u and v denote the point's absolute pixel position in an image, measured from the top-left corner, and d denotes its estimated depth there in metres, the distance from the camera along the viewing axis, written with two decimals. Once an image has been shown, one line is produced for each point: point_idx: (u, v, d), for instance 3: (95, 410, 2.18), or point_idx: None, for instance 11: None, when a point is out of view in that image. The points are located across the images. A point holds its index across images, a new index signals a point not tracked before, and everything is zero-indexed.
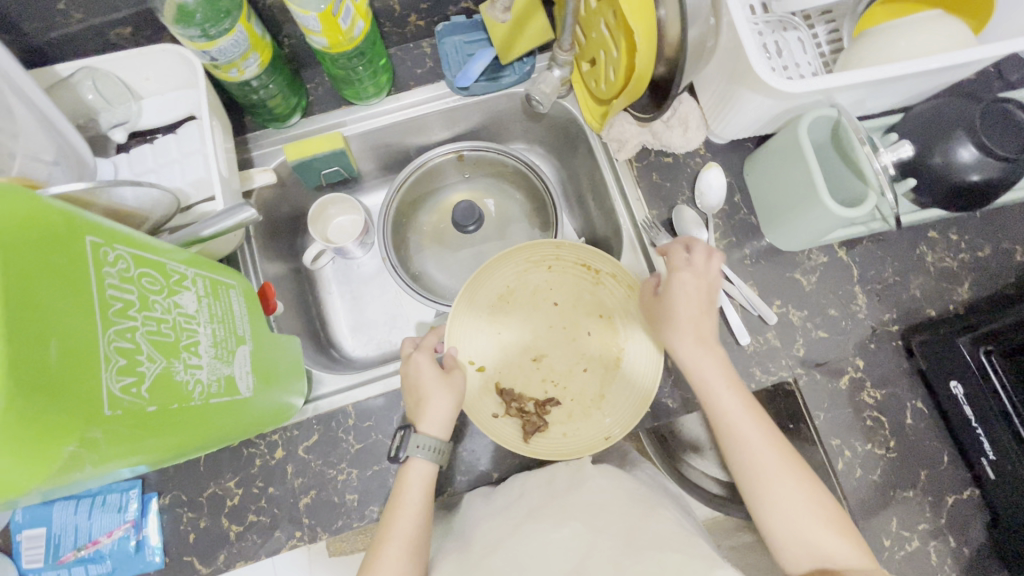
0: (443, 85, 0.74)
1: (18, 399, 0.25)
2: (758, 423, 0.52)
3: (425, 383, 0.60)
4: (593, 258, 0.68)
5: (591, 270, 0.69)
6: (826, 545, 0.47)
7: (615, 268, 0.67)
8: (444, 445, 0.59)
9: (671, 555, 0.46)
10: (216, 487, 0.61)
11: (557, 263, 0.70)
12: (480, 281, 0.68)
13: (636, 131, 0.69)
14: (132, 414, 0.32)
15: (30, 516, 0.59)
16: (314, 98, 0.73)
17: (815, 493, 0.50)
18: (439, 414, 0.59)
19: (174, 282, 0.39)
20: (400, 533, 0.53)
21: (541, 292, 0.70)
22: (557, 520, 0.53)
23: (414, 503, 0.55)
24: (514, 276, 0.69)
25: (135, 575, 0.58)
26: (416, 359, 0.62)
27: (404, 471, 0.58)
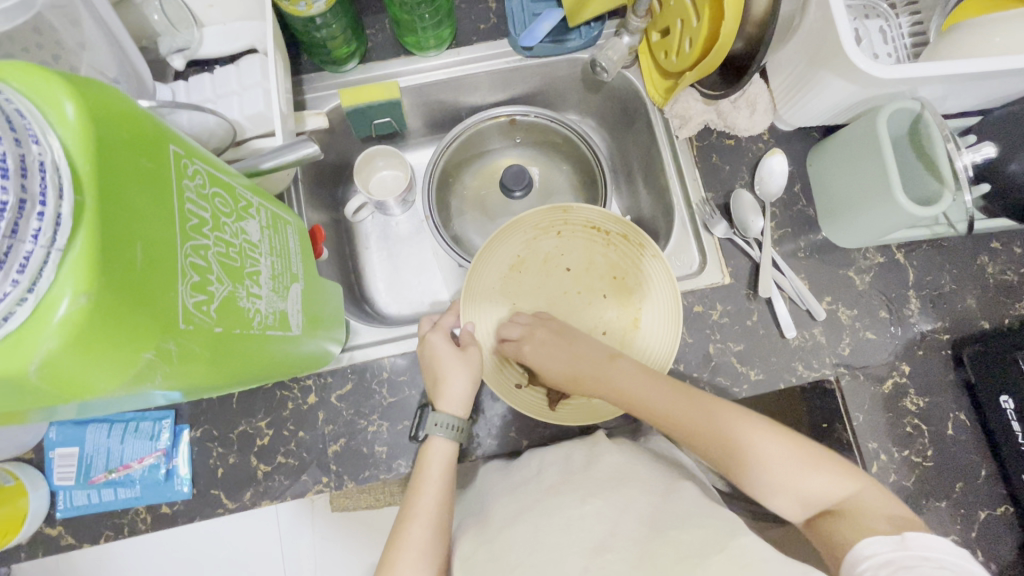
0: (505, 43, 0.72)
1: (107, 295, 0.24)
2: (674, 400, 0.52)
3: (443, 360, 0.59)
4: (601, 219, 0.65)
5: (600, 231, 0.66)
6: (812, 485, 0.46)
7: (626, 226, 0.64)
8: (463, 423, 0.58)
9: (695, 530, 0.44)
10: (247, 425, 0.61)
11: (567, 227, 0.67)
12: (487, 258, 0.65)
13: (700, 109, 0.68)
14: (202, 332, 0.31)
15: (64, 435, 0.60)
16: (373, 45, 0.71)
17: (782, 438, 0.48)
18: (458, 393, 0.58)
19: (241, 208, 0.38)
20: (422, 511, 0.53)
21: (552, 259, 0.68)
22: (579, 498, 0.50)
23: (436, 480, 0.55)
24: (523, 245, 0.66)
25: (162, 502, 0.59)
26: (432, 340, 0.61)
27: (426, 450, 0.57)
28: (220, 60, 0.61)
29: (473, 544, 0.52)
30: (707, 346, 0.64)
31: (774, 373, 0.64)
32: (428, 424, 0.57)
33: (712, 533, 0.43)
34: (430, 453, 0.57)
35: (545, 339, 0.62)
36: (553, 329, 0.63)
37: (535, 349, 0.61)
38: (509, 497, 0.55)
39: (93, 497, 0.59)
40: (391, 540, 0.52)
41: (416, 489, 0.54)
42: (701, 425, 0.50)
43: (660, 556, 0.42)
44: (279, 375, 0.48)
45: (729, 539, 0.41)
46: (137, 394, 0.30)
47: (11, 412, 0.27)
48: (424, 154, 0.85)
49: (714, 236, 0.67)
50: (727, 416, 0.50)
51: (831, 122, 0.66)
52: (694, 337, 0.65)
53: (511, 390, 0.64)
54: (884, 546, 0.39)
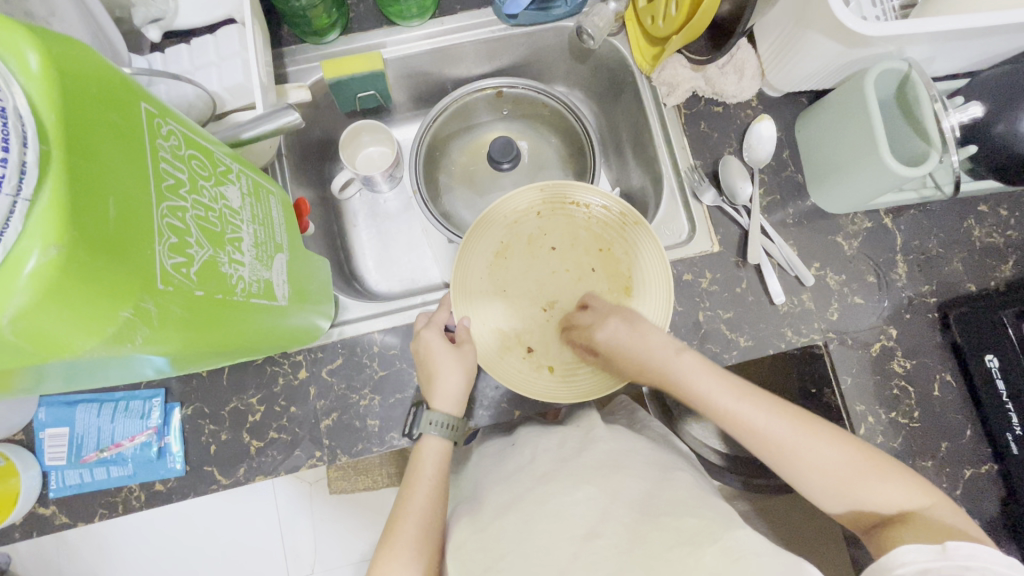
0: (490, 12, 0.71)
1: (79, 249, 0.23)
2: (741, 400, 0.52)
3: (438, 356, 0.59)
4: (582, 192, 0.64)
5: (580, 207, 0.65)
6: (877, 492, 0.46)
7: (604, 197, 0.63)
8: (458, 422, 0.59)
9: (689, 519, 0.44)
10: (238, 402, 0.61)
11: (546, 206, 0.65)
12: (470, 250, 0.63)
13: (688, 75, 0.67)
14: (182, 293, 0.30)
15: (53, 416, 0.61)
16: (355, 15, 0.70)
17: (845, 445, 0.48)
18: (450, 389, 0.58)
19: (220, 173, 0.38)
20: (415, 508, 0.53)
21: (535, 240, 0.65)
22: (570, 483, 0.49)
23: (428, 478, 0.55)
24: (504, 230, 0.64)
25: (156, 480, 0.58)
26: (426, 336, 0.60)
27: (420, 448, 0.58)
28: (197, 30, 0.60)
29: (465, 529, 0.52)
30: (697, 314, 0.64)
31: (764, 339, 0.64)
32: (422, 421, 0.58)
33: (707, 522, 0.43)
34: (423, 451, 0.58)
35: (617, 326, 0.58)
36: (628, 318, 0.58)
37: (608, 338, 0.58)
38: (503, 482, 0.55)
39: (85, 476, 0.58)
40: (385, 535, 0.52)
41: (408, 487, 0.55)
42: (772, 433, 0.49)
43: (650, 544, 0.41)
44: (267, 347, 0.48)
45: (722, 531, 0.41)
46: (120, 358, 0.30)
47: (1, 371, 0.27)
48: (411, 129, 0.84)
49: (703, 203, 0.66)
50: (790, 422, 0.49)
51: (819, 86, 0.65)
52: (683, 305, 0.65)
53: (515, 375, 0.61)
54: (924, 556, 0.37)
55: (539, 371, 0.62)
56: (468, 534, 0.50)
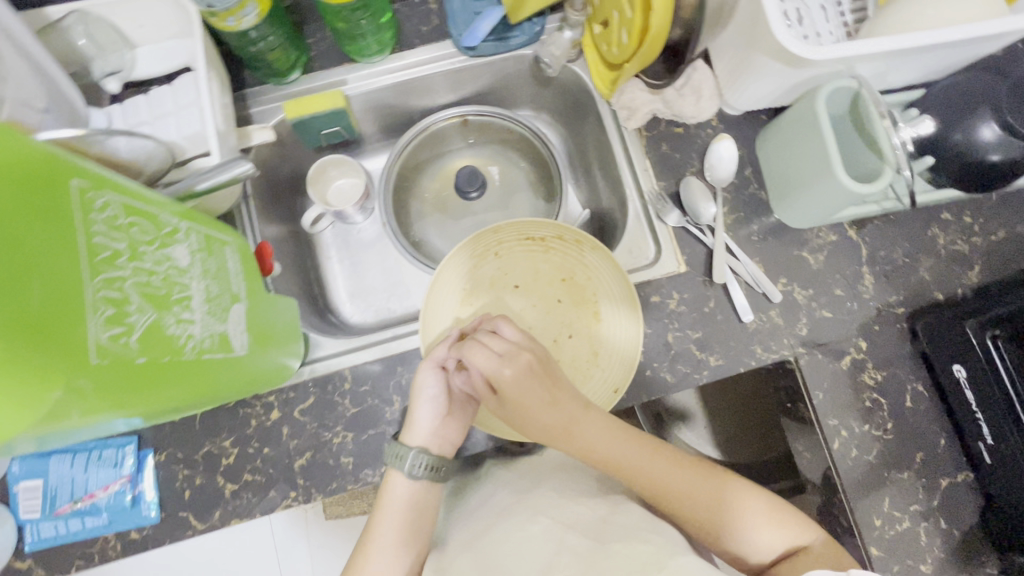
0: (449, 44, 0.71)
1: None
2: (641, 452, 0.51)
3: (421, 392, 0.56)
4: (533, 227, 0.64)
5: (536, 240, 0.65)
6: (761, 537, 0.47)
7: (558, 228, 0.63)
8: (438, 460, 0.55)
9: (640, 547, 0.43)
10: (211, 446, 0.61)
11: (503, 247, 0.65)
12: (436, 303, 0.63)
13: (647, 99, 0.67)
14: (122, 364, 0.31)
15: (26, 468, 0.59)
16: (316, 54, 0.71)
17: (737, 490, 0.49)
18: (426, 424, 0.56)
19: (167, 234, 0.38)
20: (382, 537, 0.53)
21: (498, 281, 0.65)
22: (530, 515, 0.49)
23: (398, 507, 0.54)
24: (466, 277, 0.64)
25: (131, 528, 0.59)
26: (424, 375, 0.56)
27: (386, 485, 0.55)
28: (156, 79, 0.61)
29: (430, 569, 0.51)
30: (667, 335, 0.64)
31: (734, 357, 0.64)
32: (390, 455, 0.55)
33: (653, 550, 0.43)
34: (392, 494, 0.54)
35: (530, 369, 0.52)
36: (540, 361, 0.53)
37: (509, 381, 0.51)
38: (466, 518, 0.55)
39: (60, 528, 0.59)
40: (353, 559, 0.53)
41: (378, 518, 0.54)
42: (654, 468, 0.50)
43: (603, 573, 0.41)
44: (235, 395, 0.49)
45: (671, 561, 0.41)
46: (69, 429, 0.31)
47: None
48: (381, 160, 0.84)
49: (668, 224, 0.67)
50: (683, 467, 0.51)
51: (776, 104, 0.66)
52: (652, 327, 0.65)
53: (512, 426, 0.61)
54: None
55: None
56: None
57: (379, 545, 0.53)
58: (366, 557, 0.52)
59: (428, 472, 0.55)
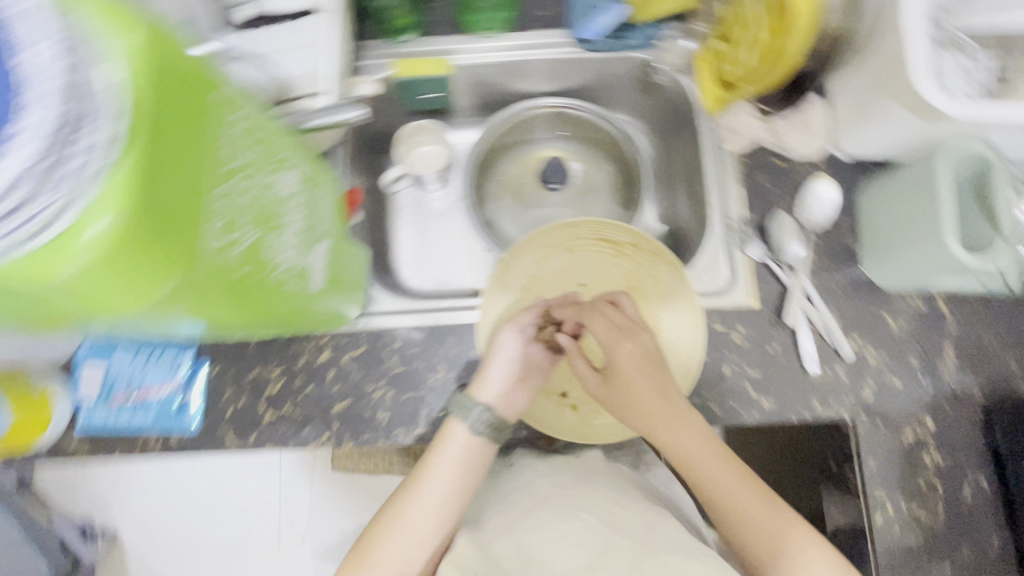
0: (564, 35, 0.71)
1: (141, 221, 0.25)
2: (716, 466, 0.51)
3: (496, 350, 0.57)
4: (610, 229, 0.63)
5: (612, 243, 0.64)
6: None
7: (636, 236, 0.62)
8: (503, 423, 0.56)
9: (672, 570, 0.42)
10: (260, 372, 0.63)
11: (577, 243, 0.65)
12: (502, 282, 0.64)
13: (754, 125, 0.65)
14: (218, 271, 0.32)
15: (92, 353, 0.63)
16: (433, 20, 0.72)
17: (810, 540, 0.47)
18: (495, 382, 0.56)
19: (277, 161, 0.39)
20: (432, 486, 0.52)
21: (564, 276, 0.65)
22: (567, 511, 0.49)
23: (453, 459, 0.53)
24: (534, 265, 0.65)
25: (173, 432, 0.62)
26: (501, 336, 0.58)
27: (445, 432, 0.55)
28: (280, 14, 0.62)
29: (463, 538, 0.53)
30: (723, 366, 0.62)
31: (788, 405, 0.61)
32: (457, 405, 0.55)
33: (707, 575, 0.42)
34: (450, 444, 0.54)
35: (636, 356, 0.54)
36: (647, 349, 0.54)
37: (621, 356, 0.54)
38: (502, 503, 0.56)
39: (110, 417, 0.62)
40: (395, 497, 0.53)
41: (430, 463, 0.53)
42: (724, 486, 0.50)
43: None
44: (294, 327, 0.50)
45: None
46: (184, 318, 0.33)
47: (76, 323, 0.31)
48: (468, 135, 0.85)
49: (747, 256, 0.65)
50: (755, 496, 0.50)
51: (890, 155, 0.63)
52: (709, 354, 0.63)
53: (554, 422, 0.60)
54: None
55: (562, 406, 0.62)
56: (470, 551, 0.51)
57: (426, 492, 0.52)
58: (410, 499, 0.52)
59: (489, 430, 0.55)
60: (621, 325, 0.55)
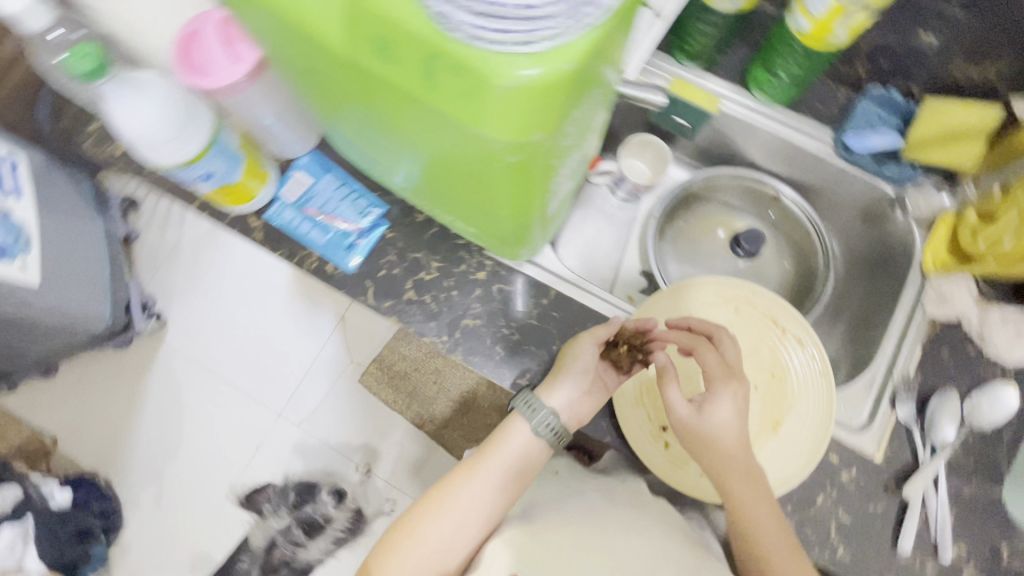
0: (830, 135, 0.73)
1: (572, 77, 0.31)
2: (781, 544, 0.50)
3: (574, 359, 0.59)
4: (784, 315, 0.64)
5: (778, 326, 0.64)
6: None
7: (805, 331, 0.63)
8: (563, 428, 0.57)
9: None
10: (422, 256, 0.69)
11: (747, 307, 0.65)
12: (662, 302, 0.65)
13: (967, 304, 0.64)
14: (550, 150, 0.37)
15: (309, 165, 0.71)
16: (722, 62, 0.76)
17: None
18: (561, 387, 0.58)
19: (607, 98, 0.45)
20: (484, 471, 0.55)
21: (721, 330, 0.64)
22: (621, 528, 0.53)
23: (508, 452, 0.56)
24: (698, 304, 0.65)
25: (332, 262, 0.69)
26: (584, 345, 0.59)
27: (507, 427, 0.57)
28: None
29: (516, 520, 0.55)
30: (819, 495, 0.61)
31: (860, 566, 0.59)
32: (519, 401, 0.58)
33: None
34: (510, 439, 0.56)
35: (733, 398, 0.52)
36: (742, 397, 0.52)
37: (715, 398, 0.52)
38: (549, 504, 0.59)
39: (295, 221, 0.69)
40: (445, 480, 0.55)
41: (486, 453, 0.56)
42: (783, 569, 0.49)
43: None
44: (501, 231, 0.56)
45: None
46: (485, 165, 0.39)
47: (409, 117, 0.37)
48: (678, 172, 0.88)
49: (895, 414, 0.63)
50: None
51: None
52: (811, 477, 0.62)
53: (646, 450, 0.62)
54: None
55: (657, 439, 0.62)
56: (517, 534, 0.52)
57: (479, 476, 0.55)
58: (463, 478, 0.55)
59: (550, 434, 0.57)
60: (726, 366, 0.54)
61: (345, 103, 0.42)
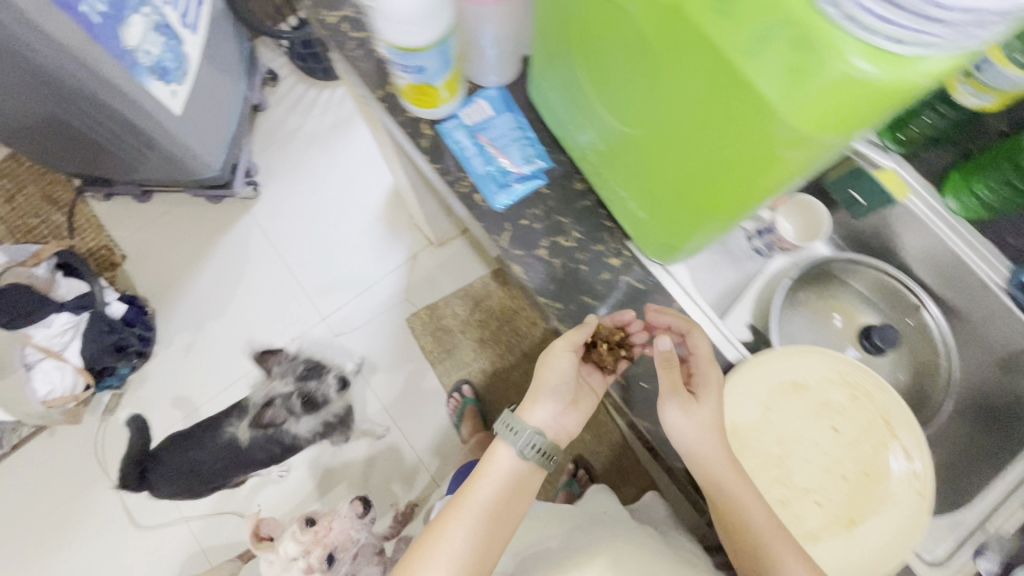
0: (1008, 268, 0.70)
1: (908, 89, 0.30)
2: (774, 542, 0.54)
3: (550, 367, 0.64)
4: (899, 421, 0.61)
5: (888, 428, 0.61)
6: None
7: (915, 442, 0.60)
8: (548, 447, 0.62)
9: None
10: (567, 222, 0.69)
11: (866, 398, 0.62)
12: (785, 358, 0.63)
13: None
14: (815, 161, 0.37)
15: (493, 97, 0.72)
16: (926, 156, 0.73)
17: None
18: (540, 409, 0.63)
19: None
20: (473, 503, 0.59)
21: (832, 408, 0.61)
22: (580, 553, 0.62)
23: (495, 478, 0.60)
24: (819, 375, 0.62)
25: (484, 194, 0.69)
26: (561, 355, 0.64)
27: (495, 453, 0.62)
28: None
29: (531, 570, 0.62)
30: None
31: None
32: (502, 424, 0.62)
33: None
34: (498, 464, 0.61)
35: (714, 395, 0.59)
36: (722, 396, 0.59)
37: (700, 394, 0.59)
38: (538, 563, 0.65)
39: (464, 142, 0.71)
40: (433, 524, 0.59)
41: (477, 485, 0.60)
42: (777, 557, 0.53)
43: None
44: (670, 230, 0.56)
45: None
46: (735, 152, 0.39)
47: (715, 92, 0.37)
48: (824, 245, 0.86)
49: None
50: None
51: None
52: None
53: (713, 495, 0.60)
54: None
55: None
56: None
57: (468, 509, 0.58)
58: (455, 514, 0.58)
59: (535, 456, 0.61)
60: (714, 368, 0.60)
61: (634, 47, 0.42)
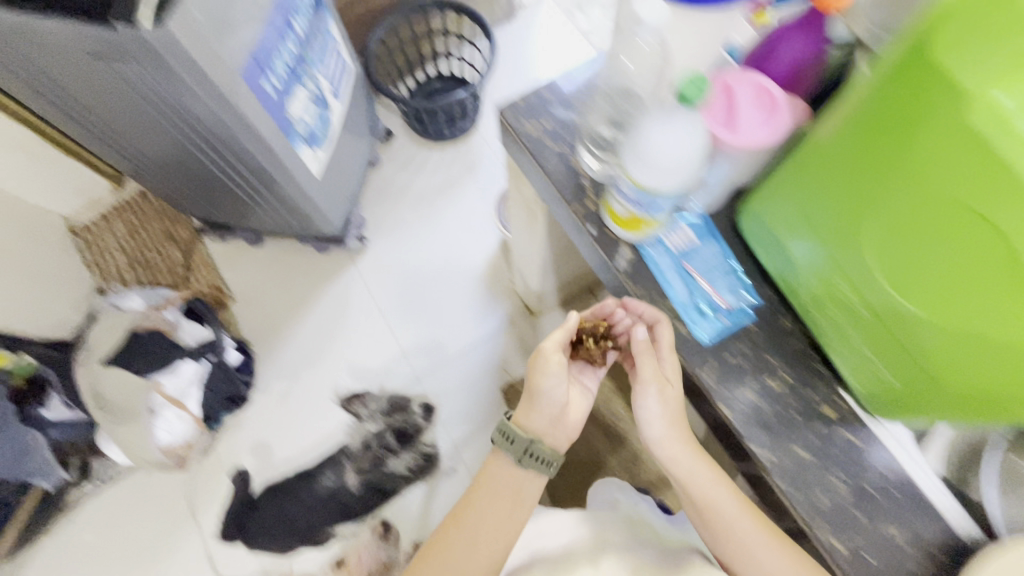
0: None
1: None
2: (733, 514, 0.67)
3: (547, 372, 0.72)
4: None
5: None
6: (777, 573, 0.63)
7: None
8: (526, 438, 0.72)
9: None
10: (776, 364, 0.66)
11: None
12: None
13: None
14: None
15: (697, 223, 0.70)
16: None
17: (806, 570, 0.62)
18: (534, 418, 0.74)
19: None
20: (468, 526, 0.71)
21: None
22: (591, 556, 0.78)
23: (484, 496, 0.73)
24: None
25: (688, 326, 0.68)
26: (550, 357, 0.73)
27: (487, 471, 0.75)
28: None
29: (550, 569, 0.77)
30: None
31: None
32: (500, 434, 0.74)
33: None
34: (492, 479, 0.74)
35: (668, 397, 0.69)
36: (670, 394, 0.69)
37: (646, 406, 0.69)
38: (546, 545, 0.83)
39: (668, 269, 0.69)
40: (433, 541, 0.72)
41: (472, 498, 0.73)
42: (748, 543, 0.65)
43: None
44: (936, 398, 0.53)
45: None
46: None
47: None
48: None
49: None
50: (777, 554, 0.63)
51: None
52: None
53: None
54: None
55: None
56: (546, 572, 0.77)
57: (462, 531, 0.71)
58: (454, 536, 0.71)
59: (529, 458, 0.72)
60: (657, 365, 0.69)
61: (987, 251, 0.40)
